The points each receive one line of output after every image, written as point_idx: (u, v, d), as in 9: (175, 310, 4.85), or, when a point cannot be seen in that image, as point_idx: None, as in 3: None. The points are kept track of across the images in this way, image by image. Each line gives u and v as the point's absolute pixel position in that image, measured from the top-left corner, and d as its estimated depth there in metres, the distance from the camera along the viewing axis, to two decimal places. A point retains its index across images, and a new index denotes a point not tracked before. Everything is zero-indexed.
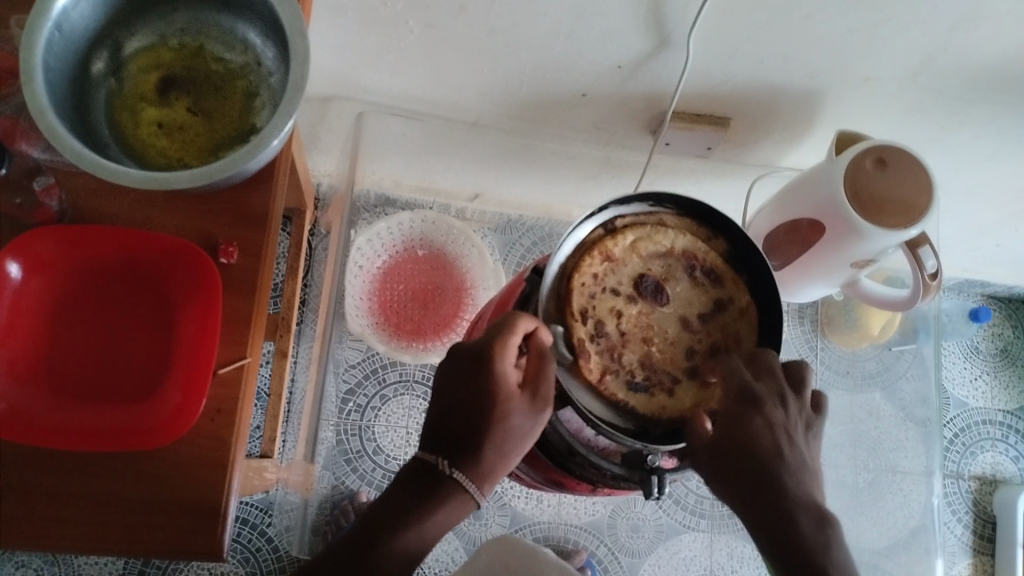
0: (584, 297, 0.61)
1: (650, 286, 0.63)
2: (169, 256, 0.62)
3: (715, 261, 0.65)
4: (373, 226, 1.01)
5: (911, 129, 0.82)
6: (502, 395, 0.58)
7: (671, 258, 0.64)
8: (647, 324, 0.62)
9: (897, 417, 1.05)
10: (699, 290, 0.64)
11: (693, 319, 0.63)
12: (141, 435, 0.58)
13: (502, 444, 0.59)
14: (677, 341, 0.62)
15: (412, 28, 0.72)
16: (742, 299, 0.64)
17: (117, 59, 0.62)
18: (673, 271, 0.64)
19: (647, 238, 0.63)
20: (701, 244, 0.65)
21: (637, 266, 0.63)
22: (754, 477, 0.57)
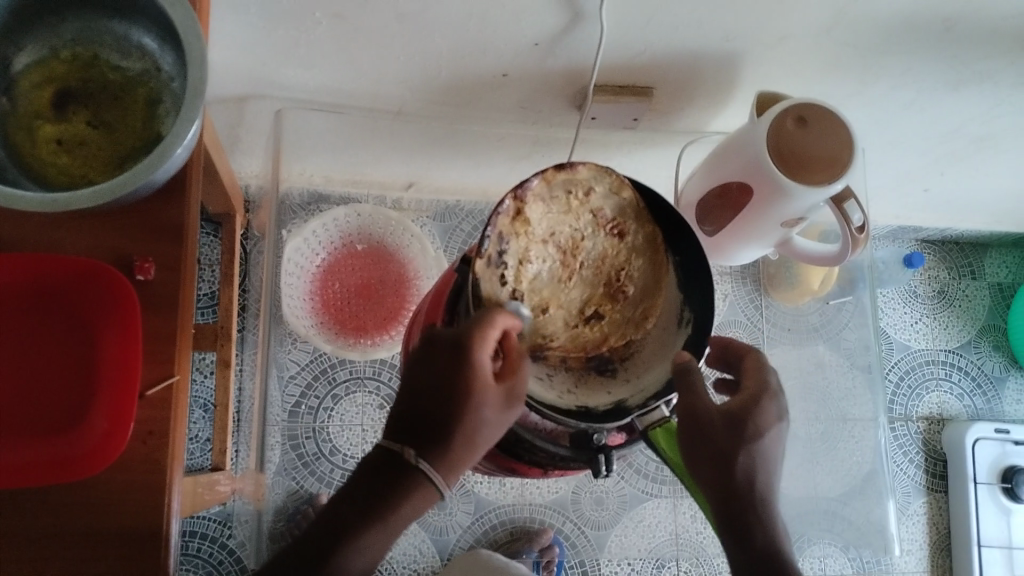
0: (494, 263, 0.61)
1: (557, 249, 0.64)
2: (83, 275, 0.59)
3: (625, 209, 0.65)
4: (308, 225, 0.99)
5: (830, 84, 0.83)
6: (477, 384, 0.56)
7: (579, 214, 0.64)
8: (556, 286, 0.64)
9: (842, 366, 1.07)
10: (610, 244, 0.65)
11: (585, 275, 0.65)
12: (65, 467, 0.55)
13: (470, 435, 0.56)
14: (587, 299, 0.65)
15: (319, 19, 0.70)
16: (655, 242, 0.66)
17: (7, 76, 0.59)
18: (581, 228, 0.65)
19: (550, 198, 0.64)
20: (595, 205, 0.65)
21: (545, 226, 0.63)
22: (739, 470, 0.60)
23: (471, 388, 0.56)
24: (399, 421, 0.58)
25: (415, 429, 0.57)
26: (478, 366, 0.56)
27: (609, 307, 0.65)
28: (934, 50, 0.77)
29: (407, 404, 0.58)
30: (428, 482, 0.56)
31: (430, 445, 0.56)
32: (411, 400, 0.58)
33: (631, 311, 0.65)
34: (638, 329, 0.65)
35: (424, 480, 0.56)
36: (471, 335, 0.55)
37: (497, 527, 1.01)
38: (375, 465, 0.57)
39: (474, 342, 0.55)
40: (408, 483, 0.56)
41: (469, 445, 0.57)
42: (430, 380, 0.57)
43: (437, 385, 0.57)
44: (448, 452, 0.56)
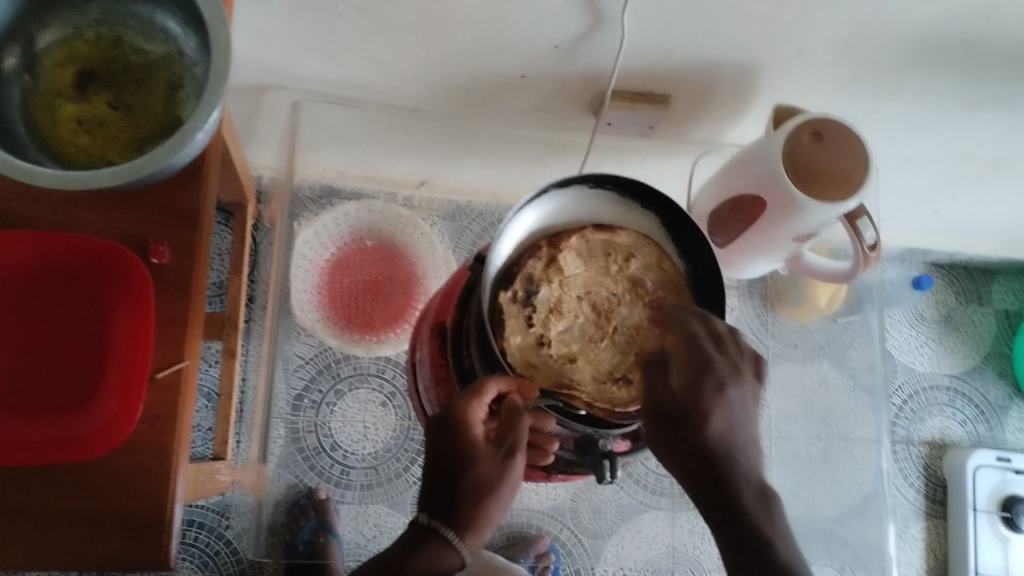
0: (521, 303, 0.63)
1: (590, 308, 0.65)
2: (96, 258, 0.59)
3: (667, 282, 0.65)
4: (319, 218, 0.99)
5: (847, 101, 0.83)
6: (471, 444, 0.61)
7: (617, 280, 0.66)
8: (585, 344, 0.64)
9: (846, 385, 1.07)
10: (648, 314, 0.65)
11: (619, 339, 0.64)
12: (69, 446, 0.56)
13: (479, 492, 0.60)
14: (618, 363, 0.63)
15: (343, 12, 0.70)
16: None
17: (30, 54, 0.59)
18: (619, 293, 0.66)
19: (589, 258, 0.66)
20: (633, 270, 0.66)
21: (580, 284, 0.65)
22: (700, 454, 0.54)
23: (466, 448, 0.61)
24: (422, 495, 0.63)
25: (431, 499, 0.62)
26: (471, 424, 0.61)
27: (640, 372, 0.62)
28: (953, 70, 0.77)
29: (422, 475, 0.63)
30: (444, 540, 0.60)
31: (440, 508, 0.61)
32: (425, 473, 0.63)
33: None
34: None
35: (440, 539, 0.60)
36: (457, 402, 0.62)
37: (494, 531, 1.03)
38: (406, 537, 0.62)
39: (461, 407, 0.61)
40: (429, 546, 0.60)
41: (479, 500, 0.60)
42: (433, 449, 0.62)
43: (439, 452, 0.62)
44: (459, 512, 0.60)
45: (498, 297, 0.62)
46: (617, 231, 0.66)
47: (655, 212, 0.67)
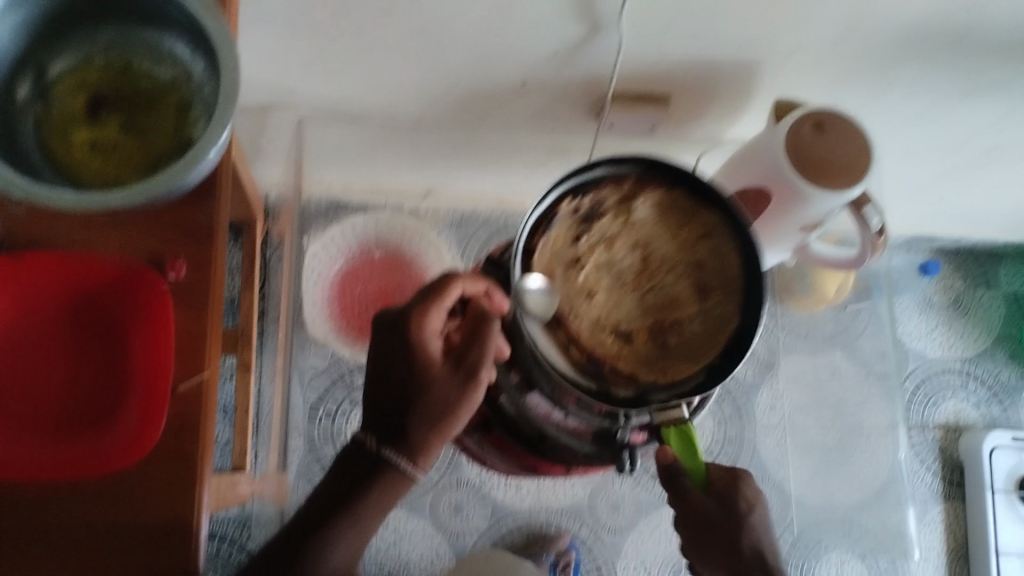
0: (577, 219, 0.63)
1: (639, 257, 0.63)
2: (112, 279, 0.61)
3: (721, 276, 0.62)
4: (327, 232, 1.00)
5: (846, 92, 0.84)
6: (426, 365, 0.60)
7: (679, 248, 0.63)
8: (615, 286, 0.62)
9: (859, 374, 1.07)
10: (688, 293, 0.62)
11: (642, 294, 0.62)
12: (94, 462, 0.57)
13: (434, 412, 0.60)
14: (633, 319, 0.61)
15: (343, 30, 0.71)
16: (726, 326, 0.60)
17: (43, 83, 0.61)
18: (673, 260, 0.63)
19: (667, 214, 0.64)
20: (694, 249, 0.63)
21: (643, 233, 0.64)
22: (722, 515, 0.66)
23: (423, 369, 0.60)
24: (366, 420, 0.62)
25: (378, 419, 0.61)
26: (424, 343, 0.60)
27: (643, 339, 0.60)
28: (948, 58, 0.78)
29: (374, 393, 0.62)
30: (396, 470, 0.60)
31: (391, 434, 0.60)
32: (375, 390, 0.61)
33: (660, 358, 0.60)
34: (652, 373, 0.60)
35: (391, 469, 0.60)
36: (413, 314, 0.60)
37: (514, 530, 1.03)
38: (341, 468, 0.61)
39: (416, 317, 0.60)
40: (382, 478, 0.60)
41: (434, 422, 0.60)
42: (384, 365, 0.61)
43: (393, 372, 0.61)
44: (412, 442, 0.60)
45: (558, 204, 0.63)
46: (702, 207, 0.64)
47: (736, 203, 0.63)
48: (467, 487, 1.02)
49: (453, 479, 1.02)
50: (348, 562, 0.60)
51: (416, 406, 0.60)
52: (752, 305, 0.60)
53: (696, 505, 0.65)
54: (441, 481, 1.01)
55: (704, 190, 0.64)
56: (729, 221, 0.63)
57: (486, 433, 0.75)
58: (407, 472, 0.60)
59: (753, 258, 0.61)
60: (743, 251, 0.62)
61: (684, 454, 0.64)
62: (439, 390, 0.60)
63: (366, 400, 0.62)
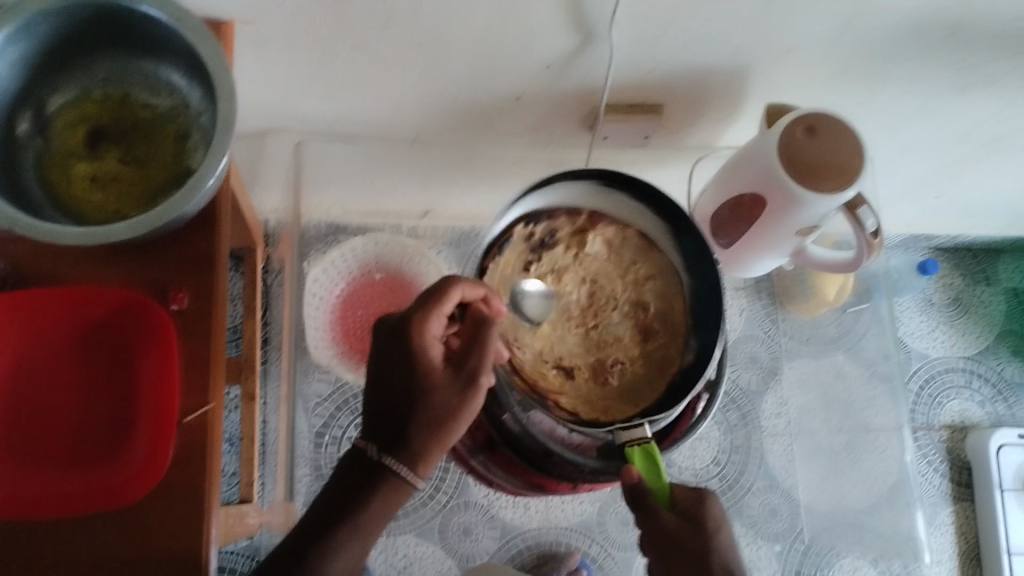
0: (530, 247, 0.71)
1: (587, 293, 0.73)
2: (119, 308, 0.61)
3: (665, 321, 0.71)
4: (327, 255, 1.01)
5: (838, 93, 0.85)
6: (426, 369, 0.60)
7: (624, 285, 0.73)
8: (561, 320, 0.72)
9: (864, 375, 1.07)
10: (631, 335, 0.72)
11: (587, 330, 0.72)
12: (109, 492, 0.57)
13: (435, 417, 0.59)
14: (578, 353, 0.71)
15: (338, 52, 0.72)
16: (666, 370, 0.70)
17: (41, 117, 0.61)
18: (619, 298, 0.73)
19: (617, 254, 0.73)
20: (642, 289, 0.73)
21: (593, 269, 0.73)
22: (678, 521, 0.62)
23: (424, 373, 0.59)
24: (369, 427, 0.61)
25: (380, 427, 0.60)
26: (425, 347, 0.60)
27: (585, 375, 0.69)
28: (935, 56, 0.79)
29: (374, 400, 0.61)
30: (395, 477, 0.59)
31: (392, 441, 0.59)
32: (376, 397, 0.61)
33: (601, 396, 0.68)
34: (594, 411, 0.67)
35: (392, 476, 0.59)
36: (413, 319, 0.60)
37: (525, 550, 1.02)
38: (344, 475, 0.60)
39: (417, 321, 0.60)
40: (385, 487, 0.59)
41: (434, 427, 0.59)
42: (385, 371, 0.61)
43: (394, 377, 0.60)
44: (413, 448, 0.59)
45: (515, 228, 0.69)
46: (653, 250, 0.73)
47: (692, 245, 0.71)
48: (475, 509, 1.02)
49: (461, 501, 1.02)
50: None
51: (415, 410, 0.59)
52: (690, 352, 0.69)
53: (664, 525, 0.62)
54: (449, 504, 1.01)
55: (656, 236, 0.73)
56: (676, 266, 0.72)
57: (491, 452, 0.74)
58: (407, 479, 0.59)
59: (692, 307, 0.71)
60: (686, 297, 0.72)
61: (649, 472, 0.63)
62: (440, 394, 0.59)
63: (370, 410, 0.61)
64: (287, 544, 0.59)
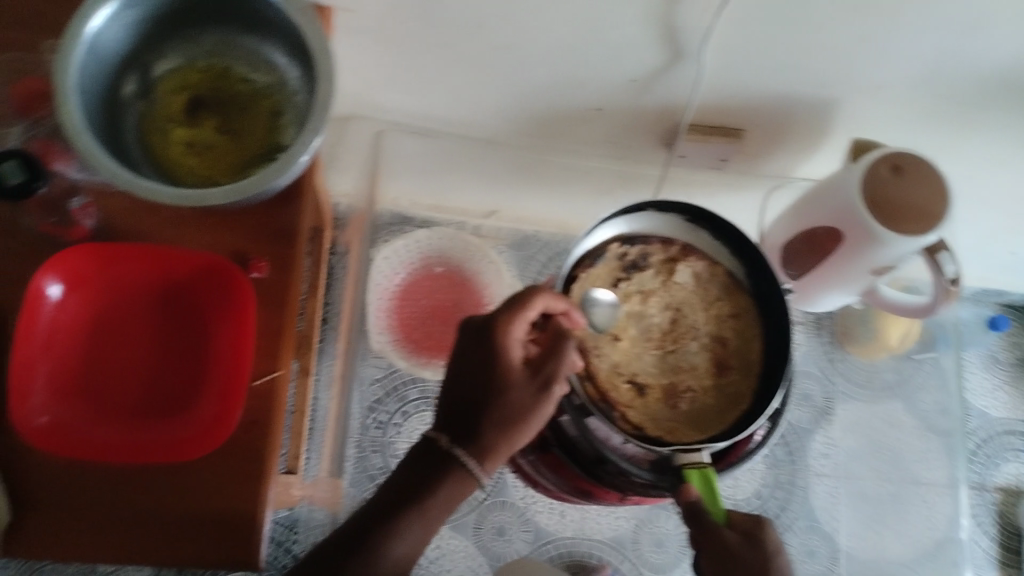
0: (622, 265, 0.72)
1: (669, 318, 0.72)
2: (202, 271, 0.63)
3: (742, 358, 0.70)
4: (393, 243, 1.05)
5: (925, 135, 0.83)
6: (506, 368, 0.59)
7: (708, 318, 0.72)
8: (640, 338, 0.72)
9: (918, 427, 1.05)
10: (707, 366, 0.70)
11: (664, 352, 0.71)
12: (173, 447, 0.59)
13: (508, 417, 0.59)
14: (652, 373, 0.70)
15: (429, 47, 0.73)
16: (736, 404, 0.68)
17: (147, 81, 0.64)
18: (700, 329, 0.72)
19: (705, 287, 0.73)
20: (723, 325, 0.72)
21: (679, 296, 0.73)
22: (738, 539, 0.59)
23: (502, 372, 0.59)
24: (442, 416, 0.61)
25: (453, 419, 0.60)
26: (506, 347, 0.60)
27: (656, 396, 0.69)
28: None
29: (449, 392, 0.61)
30: (462, 469, 0.59)
31: (464, 434, 0.59)
32: (453, 388, 0.61)
33: (668, 418, 0.67)
34: (658, 429, 0.67)
35: (459, 468, 0.58)
36: (499, 318, 0.60)
37: (556, 558, 1.02)
38: (413, 461, 0.60)
39: (501, 321, 0.60)
40: (453, 478, 0.59)
41: (505, 427, 0.59)
42: (464, 365, 0.61)
43: (473, 371, 0.60)
44: (482, 443, 0.59)
45: (611, 245, 0.71)
46: (739, 289, 0.72)
47: (775, 289, 0.71)
48: (510, 510, 1.02)
49: (497, 500, 1.02)
50: (409, 560, 0.58)
51: (489, 408, 0.59)
52: (760, 390, 0.68)
53: (725, 542, 0.59)
54: (485, 502, 1.01)
55: (744, 275, 0.72)
56: (760, 306, 0.71)
57: (543, 452, 0.75)
58: (472, 472, 0.59)
59: (769, 350, 0.69)
60: (765, 339, 0.70)
61: (707, 495, 0.60)
62: (515, 395, 0.59)
63: (444, 401, 0.61)
64: (352, 520, 0.59)
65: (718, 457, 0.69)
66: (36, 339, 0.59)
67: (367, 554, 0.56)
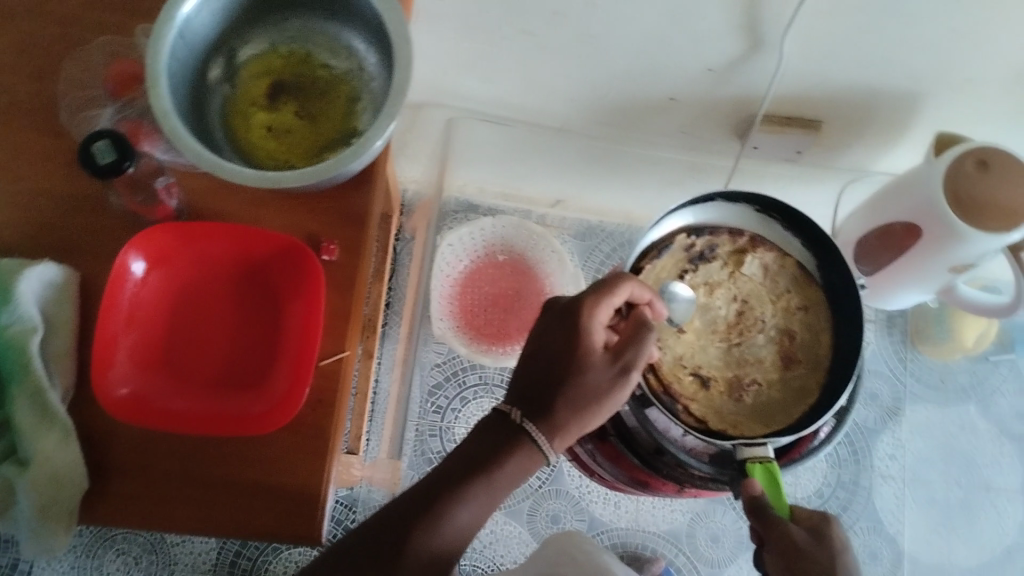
0: (688, 256, 0.71)
1: (736, 310, 0.71)
2: (276, 252, 0.65)
3: (810, 352, 0.68)
4: (458, 230, 1.07)
5: (1015, 129, 0.80)
6: (586, 349, 0.60)
7: (776, 310, 0.70)
8: (706, 330, 0.70)
9: (993, 431, 1.03)
10: (774, 359, 0.69)
11: (730, 344, 0.70)
12: (245, 422, 0.61)
13: (582, 398, 0.59)
14: (716, 366, 0.69)
15: (505, 35, 0.74)
16: (804, 399, 0.66)
17: (231, 65, 0.66)
18: (767, 322, 0.70)
19: (774, 279, 0.71)
20: (792, 317, 0.70)
21: (747, 288, 0.71)
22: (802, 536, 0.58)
23: (581, 352, 0.60)
24: (517, 389, 0.61)
25: (527, 395, 0.60)
26: (588, 329, 0.60)
27: (720, 389, 0.68)
28: None
29: (526, 368, 0.61)
30: (532, 444, 0.59)
31: (537, 409, 0.59)
32: (530, 365, 0.61)
33: (733, 411, 0.67)
34: (721, 423, 0.66)
35: (528, 443, 0.59)
36: (586, 301, 0.61)
37: (609, 549, 1.02)
38: (483, 431, 0.60)
39: (586, 304, 0.60)
40: (520, 452, 0.59)
41: (578, 406, 0.59)
42: (545, 342, 0.61)
43: (553, 349, 0.60)
44: (555, 420, 0.59)
45: (676, 235, 0.71)
46: (810, 282, 0.70)
47: (848, 283, 0.69)
48: (565, 498, 1.03)
49: (552, 488, 1.03)
50: (470, 530, 0.58)
51: (564, 386, 0.59)
52: (829, 385, 0.66)
53: (791, 537, 0.58)
54: (541, 489, 1.02)
55: (816, 268, 0.71)
56: (831, 299, 0.69)
57: (601, 442, 0.76)
58: (541, 448, 0.59)
59: (839, 344, 0.68)
60: (835, 333, 0.68)
61: (772, 492, 0.60)
62: (592, 375, 0.59)
63: (519, 378, 0.62)
64: (417, 487, 0.59)
65: (778, 453, 0.68)
66: (120, 311, 0.62)
67: (430, 518, 0.56)
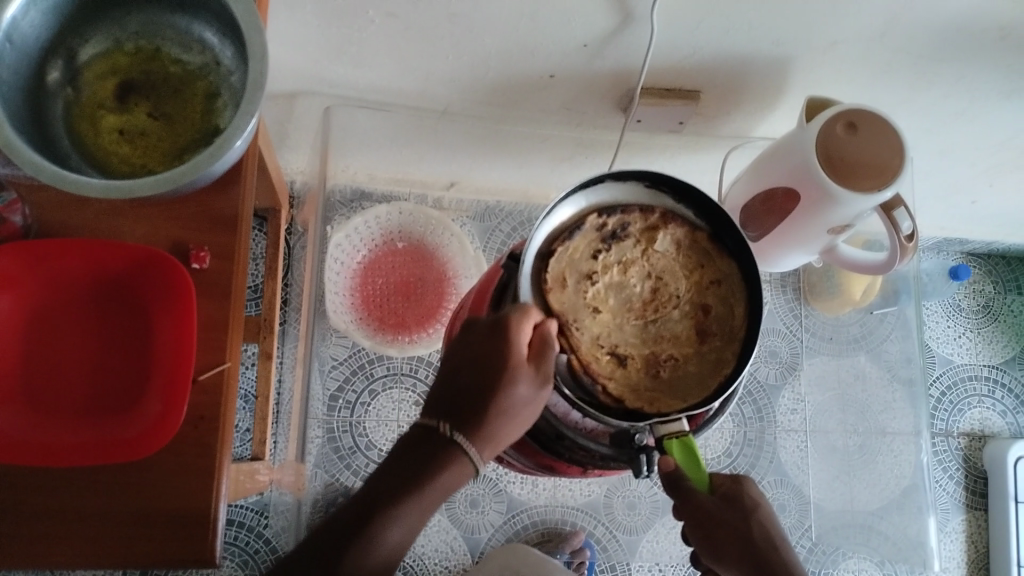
0: (601, 236, 0.65)
1: (651, 288, 0.65)
2: (141, 265, 0.61)
3: (725, 324, 0.64)
4: (351, 221, 1.01)
5: (882, 88, 0.82)
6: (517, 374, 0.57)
7: (688, 285, 0.65)
8: (622, 309, 0.64)
9: (884, 378, 1.05)
10: (688, 333, 0.64)
11: (644, 322, 0.64)
12: (117, 449, 0.57)
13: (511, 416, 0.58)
14: (631, 345, 0.63)
15: (373, 18, 0.71)
16: (720, 370, 0.63)
17: (73, 67, 0.61)
18: (682, 297, 0.65)
19: (686, 254, 0.66)
20: (704, 291, 0.65)
21: (661, 265, 0.66)
22: (715, 505, 0.63)
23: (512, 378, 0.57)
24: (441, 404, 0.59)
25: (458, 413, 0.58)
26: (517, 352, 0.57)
27: (637, 366, 0.63)
28: (986, 57, 0.76)
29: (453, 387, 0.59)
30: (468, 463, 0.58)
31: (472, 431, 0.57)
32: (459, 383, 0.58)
33: (650, 388, 0.62)
34: (639, 400, 0.61)
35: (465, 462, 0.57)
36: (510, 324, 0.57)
37: (529, 527, 1.02)
38: (410, 446, 0.58)
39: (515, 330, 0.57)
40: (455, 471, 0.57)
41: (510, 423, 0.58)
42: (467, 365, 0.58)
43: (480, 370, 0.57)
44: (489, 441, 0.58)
45: (586, 216, 0.65)
46: (723, 255, 0.66)
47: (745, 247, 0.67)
48: (483, 482, 1.02)
49: None
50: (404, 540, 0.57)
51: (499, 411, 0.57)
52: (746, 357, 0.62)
53: (703, 506, 0.63)
54: None
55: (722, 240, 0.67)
56: (746, 272, 0.65)
57: None
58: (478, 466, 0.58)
59: (752, 312, 0.64)
60: (748, 304, 0.65)
61: (686, 462, 0.60)
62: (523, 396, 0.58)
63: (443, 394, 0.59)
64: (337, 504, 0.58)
65: None
66: None
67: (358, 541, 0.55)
